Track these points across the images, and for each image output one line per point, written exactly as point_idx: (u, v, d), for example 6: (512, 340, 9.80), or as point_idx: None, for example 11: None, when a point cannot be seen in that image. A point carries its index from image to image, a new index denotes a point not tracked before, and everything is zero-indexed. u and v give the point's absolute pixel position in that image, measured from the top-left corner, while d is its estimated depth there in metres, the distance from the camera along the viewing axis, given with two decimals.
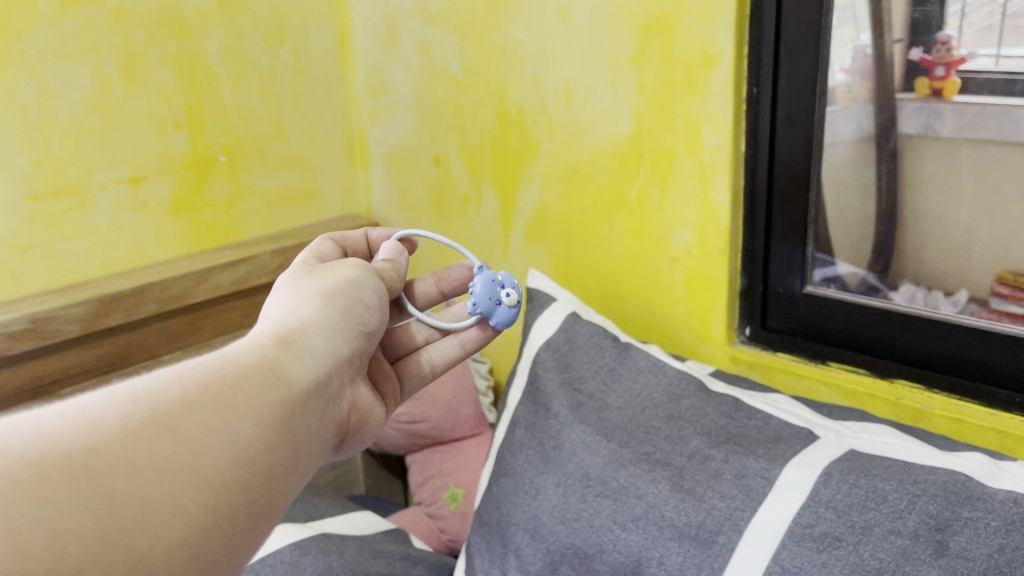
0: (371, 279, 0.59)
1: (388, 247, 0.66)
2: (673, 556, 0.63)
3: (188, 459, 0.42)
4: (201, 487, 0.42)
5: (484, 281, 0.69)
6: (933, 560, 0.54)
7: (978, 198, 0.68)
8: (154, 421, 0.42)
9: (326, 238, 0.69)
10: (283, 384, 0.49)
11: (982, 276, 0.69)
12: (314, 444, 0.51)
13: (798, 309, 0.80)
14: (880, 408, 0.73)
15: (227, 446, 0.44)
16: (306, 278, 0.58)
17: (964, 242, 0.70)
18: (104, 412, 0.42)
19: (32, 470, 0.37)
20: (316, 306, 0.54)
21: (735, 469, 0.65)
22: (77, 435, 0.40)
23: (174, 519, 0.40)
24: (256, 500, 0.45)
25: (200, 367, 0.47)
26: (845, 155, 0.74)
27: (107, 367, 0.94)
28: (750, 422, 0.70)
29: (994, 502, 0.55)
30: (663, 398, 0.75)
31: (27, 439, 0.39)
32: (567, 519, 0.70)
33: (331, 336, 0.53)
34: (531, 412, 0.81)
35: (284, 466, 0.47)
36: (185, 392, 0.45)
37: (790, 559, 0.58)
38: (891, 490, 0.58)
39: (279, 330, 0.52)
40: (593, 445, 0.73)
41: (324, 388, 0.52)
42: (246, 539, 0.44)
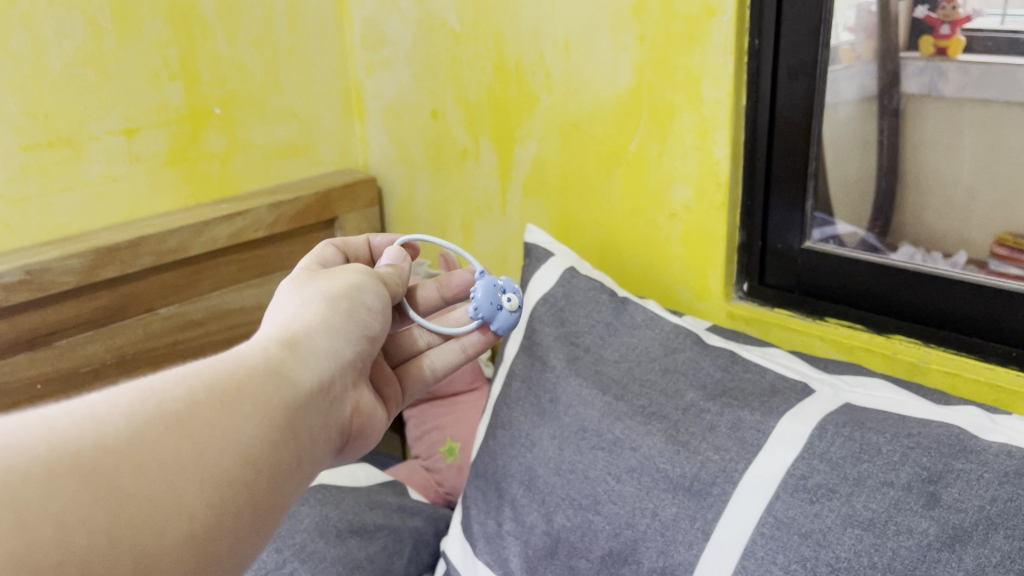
0: (373, 284, 0.59)
1: (393, 252, 0.67)
2: (667, 507, 0.64)
3: (193, 458, 0.42)
4: (205, 485, 0.42)
5: (485, 286, 0.69)
6: (924, 510, 0.54)
7: (982, 156, 0.67)
8: (160, 419, 0.42)
9: (328, 245, 0.68)
10: (289, 387, 0.48)
11: (982, 238, 0.69)
12: (316, 446, 0.51)
13: (796, 264, 0.80)
14: (876, 363, 0.73)
15: (233, 445, 0.44)
16: (308, 283, 0.57)
17: (964, 203, 0.69)
18: (111, 410, 0.41)
19: (40, 466, 0.37)
20: (320, 310, 0.54)
21: (730, 422, 0.65)
22: (85, 433, 0.39)
23: (179, 517, 0.40)
24: (258, 496, 0.45)
25: (205, 367, 0.47)
26: (848, 116, 0.73)
27: (103, 320, 0.94)
28: (745, 375, 0.70)
29: (988, 454, 0.55)
30: (660, 351, 0.75)
31: (35, 435, 0.38)
32: (562, 470, 0.71)
33: (335, 339, 0.53)
34: (528, 364, 0.81)
35: (286, 467, 0.47)
36: (191, 393, 0.44)
37: (784, 510, 0.58)
38: (884, 443, 0.58)
39: (282, 333, 0.52)
40: (588, 398, 0.73)
41: (328, 392, 0.52)
42: (248, 538, 0.44)
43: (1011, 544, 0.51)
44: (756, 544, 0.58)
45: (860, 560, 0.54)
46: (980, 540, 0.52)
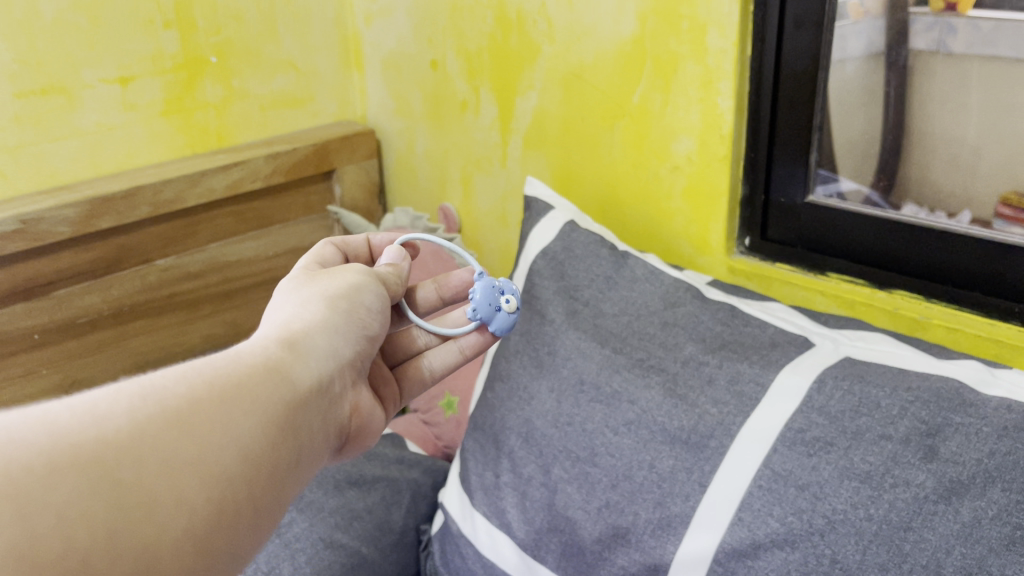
0: (371, 284, 0.59)
1: (394, 250, 0.66)
2: (664, 459, 0.64)
3: (194, 454, 0.41)
4: (205, 481, 0.41)
5: (484, 287, 0.68)
6: (922, 463, 0.54)
7: (988, 117, 0.66)
8: (161, 415, 0.41)
9: (327, 244, 0.67)
10: (289, 385, 0.48)
11: (987, 197, 0.67)
12: (316, 444, 0.50)
13: (798, 219, 0.79)
14: (877, 318, 0.73)
15: (233, 442, 0.43)
16: (307, 284, 0.57)
17: (970, 162, 0.68)
18: (112, 405, 0.40)
19: (41, 458, 0.36)
20: (319, 311, 0.53)
21: (729, 375, 0.65)
22: (87, 428, 0.39)
23: (179, 512, 0.39)
24: (257, 492, 0.44)
25: (205, 364, 0.46)
26: (854, 72, 0.72)
27: (101, 270, 0.94)
28: (745, 329, 0.70)
29: (987, 408, 0.55)
30: (659, 305, 0.74)
31: (35, 428, 0.38)
32: (560, 423, 0.71)
33: (334, 340, 0.53)
34: (526, 319, 0.80)
35: (286, 464, 0.46)
36: (191, 389, 0.43)
37: (780, 464, 0.58)
38: (884, 397, 0.58)
39: (282, 332, 0.51)
40: (587, 350, 0.73)
41: (327, 392, 0.51)
42: (248, 534, 0.43)
43: (1008, 497, 0.51)
44: (752, 496, 0.59)
45: (857, 511, 0.54)
46: (977, 493, 0.52)
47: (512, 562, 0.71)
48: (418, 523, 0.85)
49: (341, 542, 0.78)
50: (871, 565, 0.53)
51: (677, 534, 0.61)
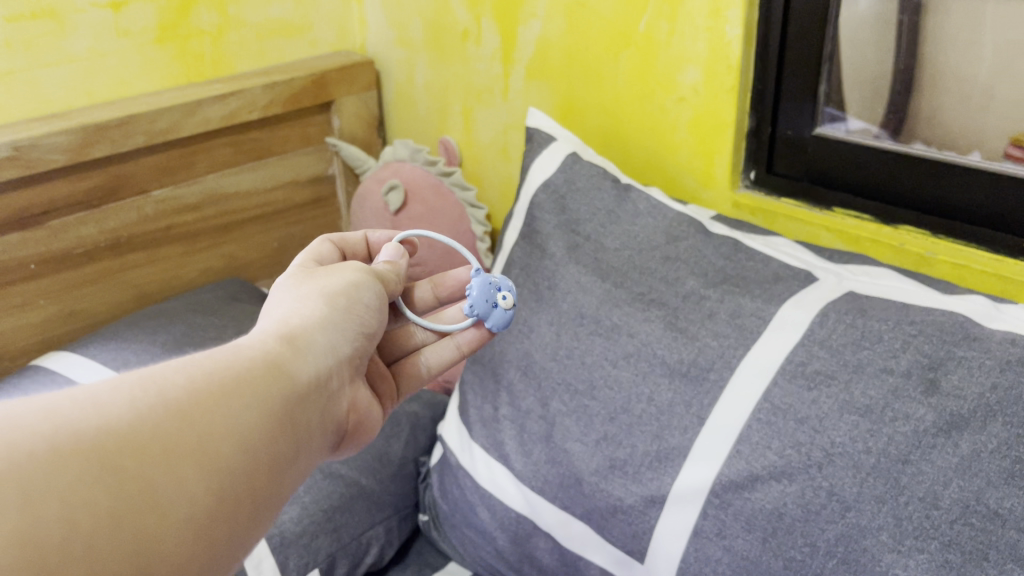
0: (372, 283, 0.57)
1: (391, 249, 0.64)
2: (663, 392, 0.64)
3: (194, 446, 0.41)
4: (204, 472, 0.40)
5: (479, 283, 0.65)
6: (923, 397, 0.53)
7: (1003, 54, 0.63)
8: (161, 406, 0.41)
9: (325, 240, 0.66)
10: (288, 380, 0.47)
11: (996, 138, 0.66)
12: (314, 439, 0.49)
13: (805, 154, 0.77)
14: (882, 254, 0.72)
15: (232, 434, 0.42)
16: (305, 279, 0.56)
17: (981, 103, 0.66)
18: (113, 394, 0.40)
19: (44, 444, 0.36)
20: (317, 307, 0.52)
21: (730, 309, 0.64)
22: (88, 418, 0.38)
23: (179, 501, 0.39)
24: (255, 486, 0.43)
25: (205, 358, 0.45)
26: (868, 9, 0.70)
27: (97, 201, 0.92)
28: (748, 264, 0.68)
29: (992, 342, 0.54)
30: (662, 240, 0.73)
31: (39, 415, 0.37)
32: (559, 356, 0.71)
33: (333, 335, 0.52)
34: (526, 253, 0.80)
35: (283, 458, 0.46)
36: (192, 380, 0.43)
37: (780, 397, 0.58)
38: (886, 330, 0.57)
39: (281, 327, 0.50)
40: (588, 285, 0.72)
41: (326, 386, 0.50)
42: (246, 526, 0.43)
43: (1008, 431, 0.50)
44: (751, 429, 0.59)
45: (855, 444, 0.54)
46: (978, 427, 0.51)
47: (511, 493, 0.72)
48: (417, 455, 0.86)
49: (341, 472, 0.79)
50: (868, 497, 0.53)
51: (673, 466, 0.61)
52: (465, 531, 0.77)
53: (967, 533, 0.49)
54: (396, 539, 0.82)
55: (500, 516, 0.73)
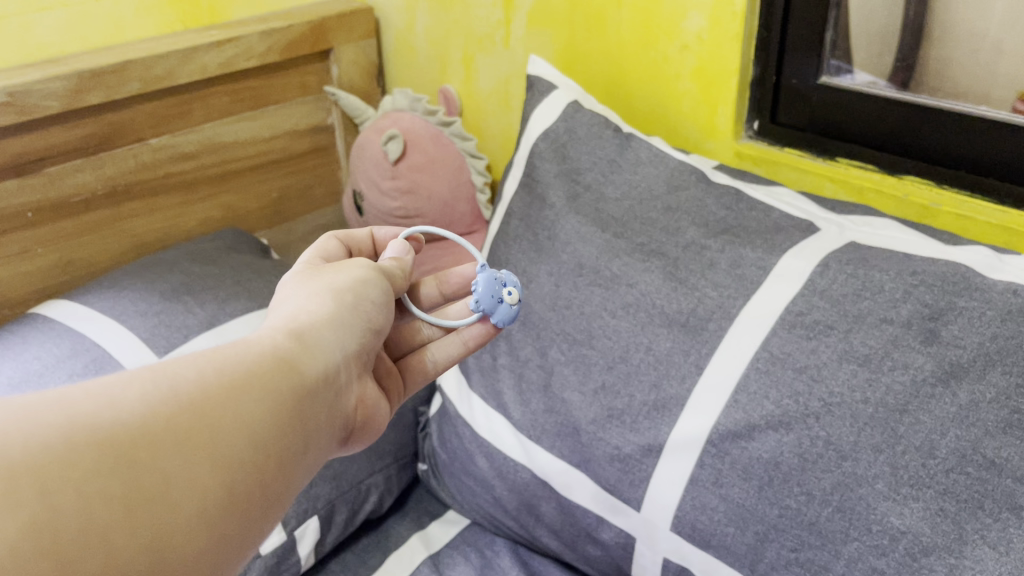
0: (378, 280, 0.56)
1: (397, 247, 0.63)
2: (662, 341, 0.63)
3: (206, 439, 0.39)
4: (217, 465, 0.39)
5: (485, 278, 0.63)
6: (922, 346, 0.53)
7: (1014, 9, 0.63)
8: (174, 401, 0.40)
9: (331, 238, 0.64)
10: (298, 376, 0.46)
11: (1004, 95, 0.65)
12: (323, 436, 0.48)
13: (809, 103, 0.76)
14: (886, 204, 0.71)
15: (244, 429, 0.41)
16: (313, 276, 0.55)
17: (990, 57, 0.65)
18: (125, 388, 0.39)
19: (60, 436, 0.35)
20: (325, 303, 0.51)
21: (730, 259, 0.64)
22: (102, 410, 0.37)
23: (192, 493, 0.38)
24: (267, 481, 0.42)
25: (214, 354, 0.44)
26: None
27: (93, 147, 0.91)
28: (750, 214, 0.67)
29: (993, 292, 0.54)
30: (663, 189, 0.72)
31: (53, 407, 0.36)
32: (558, 306, 0.71)
33: (341, 332, 0.50)
34: (526, 204, 0.79)
35: (294, 453, 0.44)
36: (202, 375, 0.42)
37: (779, 346, 0.58)
38: (887, 280, 0.57)
39: (290, 324, 0.49)
40: (588, 235, 0.72)
41: (334, 382, 0.49)
42: (257, 520, 0.41)
43: (1007, 380, 0.50)
44: (750, 378, 0.58)
45: (853, 394, 0.54)
46: (977, 376, 0.51)
47: (509, 443, 0.72)
48: (416, 406, 0.87)
49: None
50: (865, 446, 0.53)
51: (671, 415, 0.61)
52: (464, 480, 0.78)
53: (963, 482, 0.49)
54: (395, 488, 0.83)
55: (498, 465, 0.73)
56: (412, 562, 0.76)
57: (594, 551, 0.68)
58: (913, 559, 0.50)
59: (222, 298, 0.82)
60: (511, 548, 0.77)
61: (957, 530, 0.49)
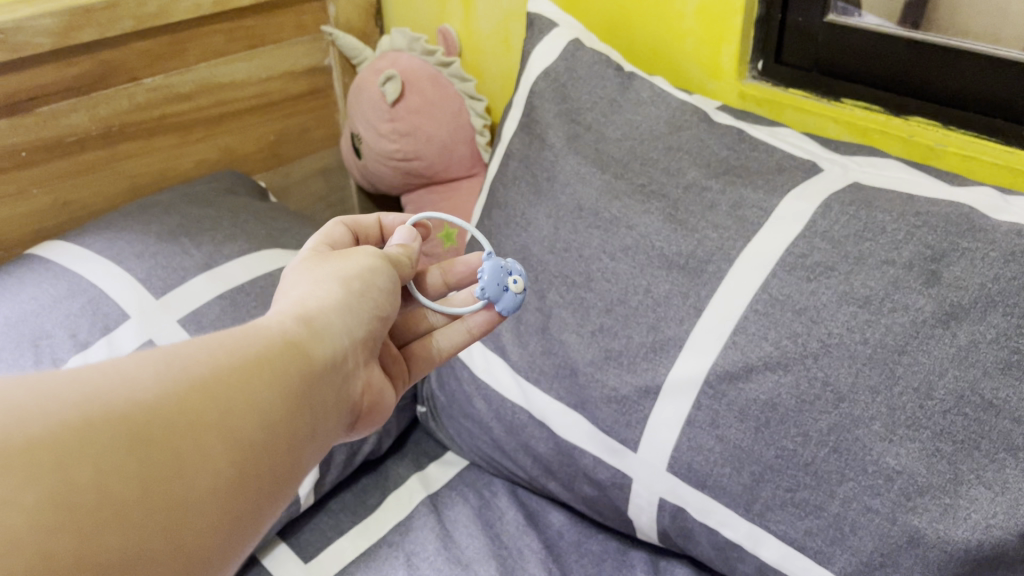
0: (386, 269, 0.54)
1: (404, 232, 0.60)
2: (661, 284, 0.63)
3: (217, 418, 0.38)
4: (228, 444, 0.38)
5: (491, 265, 0.62)
6: (923, 288, 0.52)
7: None
8: (186, 381, 0.38)
9: (338, 223, 0.62)
10: (306, 360, 0.44)
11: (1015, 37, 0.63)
12: (330, 420, 0.46)
13: (815, 42, 0.75)
14: (890, 146, 0.70)
15: (255, 409, 0.40)
16: (320, 263, 0.53)
17: None
18: (137, 367, 0.38)
19: (75, 412, 0.34)
20: (332, 291, 0.49)
21: (731, 200, 0.63)
22: (115, 388, 0.36)
23: (205, 471, 0.37)
24: (278, 463, 0.41)
25: (224, 336, 0.43)
26: None
27: (86, 88, 0.90)
28: (752, 154, 0.66)
29: (997, 234, 0.52)
30: (664, 130, 0.70)
31: (66, 384, 0.35)
32: (557, 249, 0.70)
33: (347, 318, 0.49)
34: (526, 144, 0.78)
35: (304, 435, 0.43)
36: (213, 357, 0.41)
37: (779, 288, 0.57)
38: (889, 222, 0.56)
39: (297, 309, 0.47)
40: (587, 176, 0.71)
41: (341, 367, 0.48)
42: (270, 499, 0.41)
43: (1008, 322, 0.49)
44: (749, 321, 0.58)
45: (852, 335, 0.54)
46: (977, 318, 0.50)
47: (507, 386, 0.72)
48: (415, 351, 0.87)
49: None
50: (863, 387, 0.52)
51: (669, 356, 0.61)
52: (462, 422, 0.78)
53: (960, 422, 0.49)
54: (394, 429, 0.83)
55: (496, 407, 0.73)
56: (411, 503, 0.77)
57: (591, 491, 0.68)
58: (908, 499, 0.51)
59: (219, 240, 0.82)
60: (510, 489, 0.78)
61: (952, 470, 0.49)
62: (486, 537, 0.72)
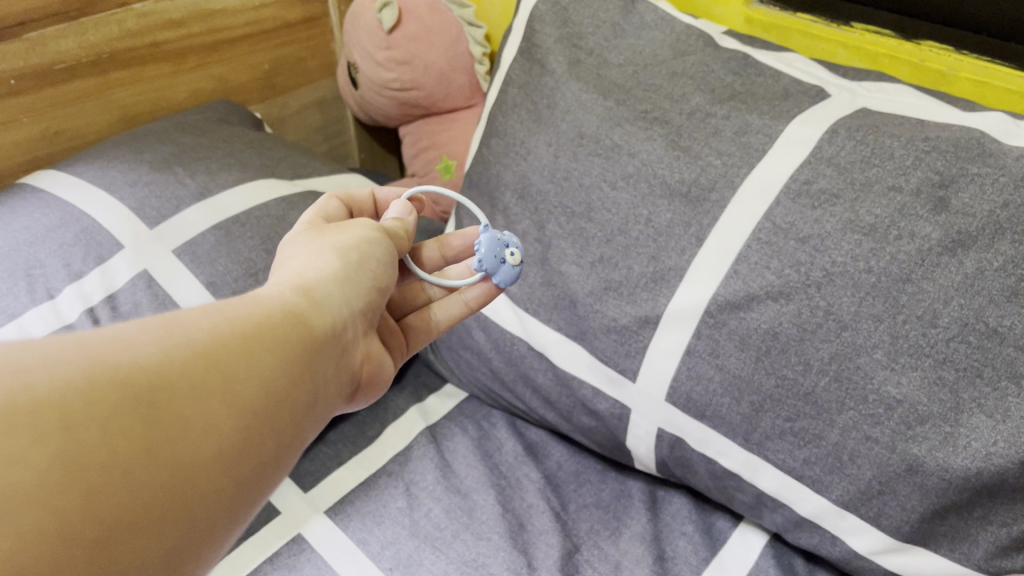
0: (383, 240, 0.52)
1: (400, 206, 0.59)
2: (662, 213, 0.62)
3: (221, 384, 0.37)
4: (232, 410, 0.37)
5: (487, 237, 0.61)
6: (931, 215, 0.51)
7: None
8: (189, 347, 0.37)
9: (332, 197, 0.60)
10: (306, 329, 0.43)
11: None
12: (330, 391, 0.45)
13: None
14: (900, 71, 0.68)
15: (257, 378, 0.39)
16: (318, 235, 0.51)
17: None
18: (140, 331, 0.36)
19: (78, 373, 0.33)
20: (331, 262, 0.48)
21: (736, 126, 0.61)
22: (118, 352, 0.35)
23: (208, 438, 0.36)
24: (282, 431, 0.40)
25: (225, 304, 0.41)
26: None
27: (75, 13, 0.87)
28: (758, 80, 0.64)
29: (1007, 159, 0.51)
30: (668, 55, 0.68)
31: (68, 344, 0.34)
32: (557, 179, 0.69)
33: (348, 290, 0.47)
34: (526, 71, 0.76)
35: (305, 404, 0.42)
36: (215, 324, 0.39)
37: (783, 216, 0.56)
38: (898, 147, 0.54)
39: (297, 281, 0.46)
40: (589, 103, 0.69)
41: (342, 337, 0.46)
42: (272, 468, 0.39)
43: (1016, 250, 0.48)
44: (751, 250, 0.57)
45: (857, 265, 0.53)
46: (985, 245, 0.49)
47: (506, 318, 0.72)
48: None
49: None
50: (865, 315, 0.52)
51: (669, 287, 0.60)
52: (461, 354, 0.78)
53: (963, 351, 0.49)
54: None
55: (495, 338, 0.73)
56: (411, 432, 0.77)
57: (589, 422, 0.68)
58: (908, 427, 0.50)
59: (214, 169, 0.80)
60: (509, 422, 0.78)
61: (954, 399, 0.49)
62: (485, 467, 0.72)
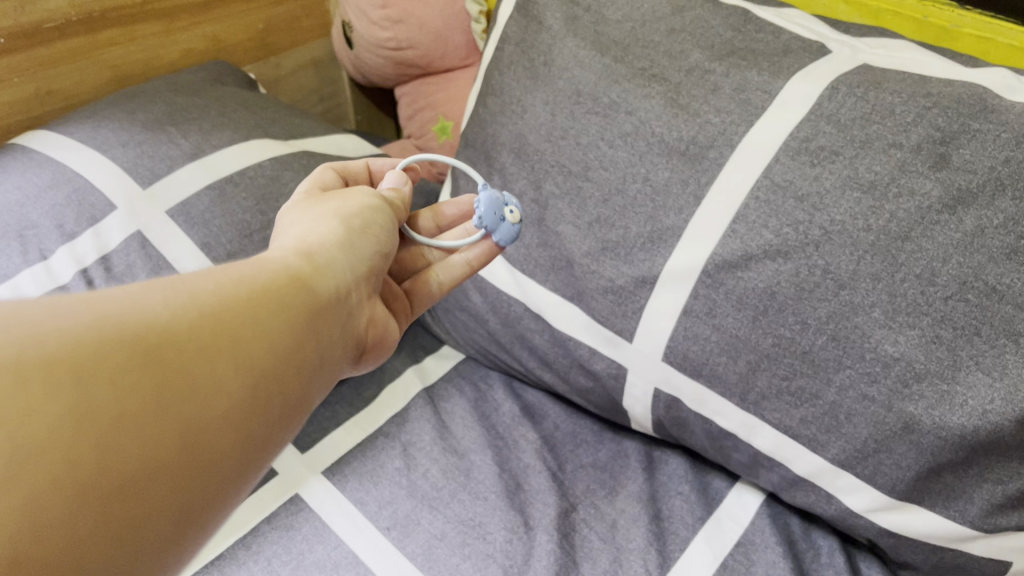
0: (384, 209, 0.53)
1: (395, 176, 0.58)
2: (660, 172, 0.61)
3: (228, 345, 0.37)
4: (239, 371, 0.37)
5: (486, 195, 0.60)
6: (931, 172, 0.51)
7: None
8: (196, 306, 0.37)
9: (327, 167, 0.59)
10: (311, 292, 0.42)
11: None
12: (336, 354, 0.45)
13: None
14: (902, 27, 0.67)
15: (265, 339, 0.38)
16: (318, 203, 0.51)
17: None
18: (147, 292, 0.36)
19: (87, 330, 0.32)
20: (333, 228, 0.47)
21: (735, 83, 0.60)
22: (126, 310, 0.34)
23: (217, 397, 0.35)
24: (289, 392, 0.39)
25: (229, 268, 0.41)
26: None
27: None
28: (758, 36, 0.63)
29: (1010, 115, 0.50)
30: (666, 11, 0.67)
31: (75, 303, 0.33)
32: (554, 138, 0.68)
33: (351, 256, 0.47)
34: (522, 28, 0.75)
35: (311, 367, 0.41)
36: (220, 285, 0.39)
37: (781, 174, 0.55)
38: (899, 104, 0.53)
39: (300, 246, 0.45)
40: (586, 61, 0.68)
41: (346, 301, 0.46)
42: (280, 429, 0.39)
43: (1017, 207, 0.48)
44: (749, 209, 0.56)
45: (856, 223, 0.52)
46: (985, 202, 0.49)
47: (502, 279, 0.71)
48: None
49: None
50: (864, 274, 0.51)
51: (667, 246, 0.60)
52: (458, 316, 0.77)
53: (962, 309, 0.48)
54: None
55: (492, 299, 0.73)
56: (408, 394, 0.76)
57: (586, 383, 0.68)
58: (905, 386, 0.50)
59: (206, 130, 0.80)
60: (505, 383, 0.78)
61: (952, 357, 0.49)
62: (482, 428, 0.73)
